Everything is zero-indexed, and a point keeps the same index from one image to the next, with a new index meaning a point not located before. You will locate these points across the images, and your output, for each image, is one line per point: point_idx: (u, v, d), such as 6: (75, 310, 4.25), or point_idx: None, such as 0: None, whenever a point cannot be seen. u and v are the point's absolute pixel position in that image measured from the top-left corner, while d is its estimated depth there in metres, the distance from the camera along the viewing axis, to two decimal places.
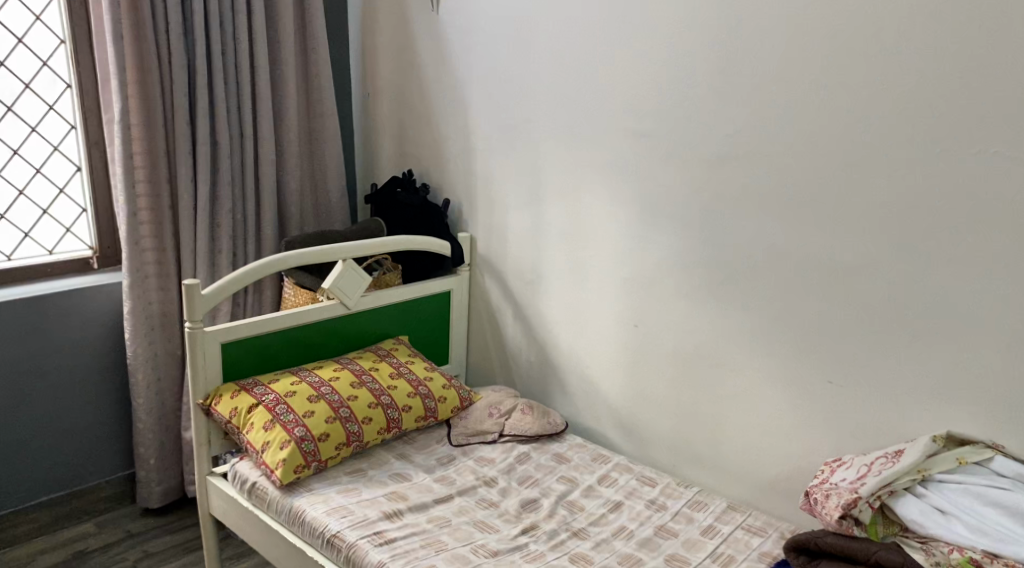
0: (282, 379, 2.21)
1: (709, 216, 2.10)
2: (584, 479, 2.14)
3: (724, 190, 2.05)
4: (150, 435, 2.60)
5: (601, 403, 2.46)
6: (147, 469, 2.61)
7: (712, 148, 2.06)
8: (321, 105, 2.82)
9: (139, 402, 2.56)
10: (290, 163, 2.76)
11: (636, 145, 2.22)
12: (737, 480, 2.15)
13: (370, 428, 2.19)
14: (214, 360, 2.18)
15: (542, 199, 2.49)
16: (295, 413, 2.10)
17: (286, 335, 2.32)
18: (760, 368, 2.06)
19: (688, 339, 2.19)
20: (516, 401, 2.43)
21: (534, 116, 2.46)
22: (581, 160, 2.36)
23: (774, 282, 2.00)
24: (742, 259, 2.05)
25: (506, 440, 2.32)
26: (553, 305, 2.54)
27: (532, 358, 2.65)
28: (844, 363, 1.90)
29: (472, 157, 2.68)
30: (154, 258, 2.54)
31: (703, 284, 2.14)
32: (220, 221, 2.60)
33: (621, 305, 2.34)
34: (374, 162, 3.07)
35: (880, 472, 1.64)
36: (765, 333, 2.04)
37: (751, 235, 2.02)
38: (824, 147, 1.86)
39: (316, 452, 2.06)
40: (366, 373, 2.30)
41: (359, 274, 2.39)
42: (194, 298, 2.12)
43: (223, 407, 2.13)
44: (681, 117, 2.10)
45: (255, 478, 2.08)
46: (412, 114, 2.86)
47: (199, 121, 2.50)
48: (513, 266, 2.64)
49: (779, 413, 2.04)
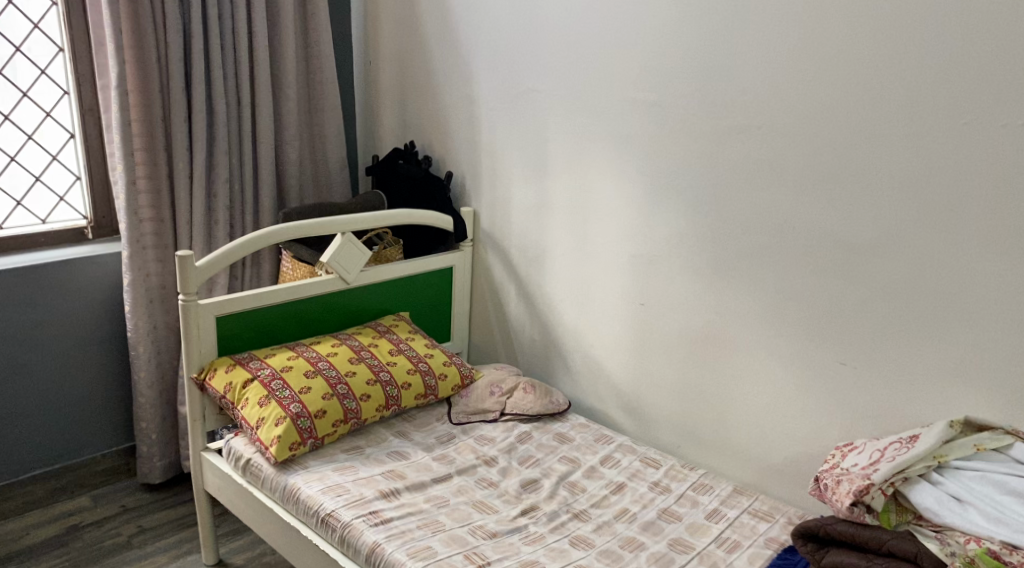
0: (279, 353, 2.15)
1: (720, 191, 2.02)
2: (586, 459, 2.08)
3: (737, 164, 1.98)
4: (152, 410, 2.55)
5: (605, 382, 2.40)
6: (148, 443, 2.56)
7: (726, 120, 1.98)
8: (321, 73, 2.75)
9: (141, 375, 2.51)
10: (290, 133, 2.69)
11: (646, 117, 2.14)
12: (743, 462, 2.09)
13: (369, 405, 2.14)
14: (208, 333, 2.13)
15: (548, 172, 2.42)
16: (291, 389, 2.05)
17: (283, 309, 2.26)
18: (770, 348, 2.00)
19: (696, 318, 2.13)
20: (518, 379, 2.37)
21: (540, 86, 2.38)
22: (588, 133, 2.28)
23: (786, 259, 1.93)
24: (753, 236, 1.98)
25: (507, 419, 2.27)
26: (558, 282, 2.47)
27: (535, 335, 2.59)
28: (857, 344, 1.84)
29: (475, 128, 2.61)
30: (152, 228, 2.47)
31: (712, 261, 2.07)
32: (216, 191, 2.53)
33: (626, 281, 2.28)
34: (376, 132, 2.99)
35: (893, 458, 1.58)
36: (776, 313, 1.97)
37: (762, 211, 1.95)
38: (843, 120, 1.79)
39: (312, 429, 2.01)
40: (365, 350, 2.25)
41: (359, 248, 2.34)
42: (187, 269, 2.06)
43: (218, 381, 2.08)
44: (693, 88, 2.02)
45: (250, 454, 2.03)
46: (415, 83, 2.78)
47: (196, 87, 2.42)
48: (516, 242, 2.57)
49: (788, 394, 1.98)
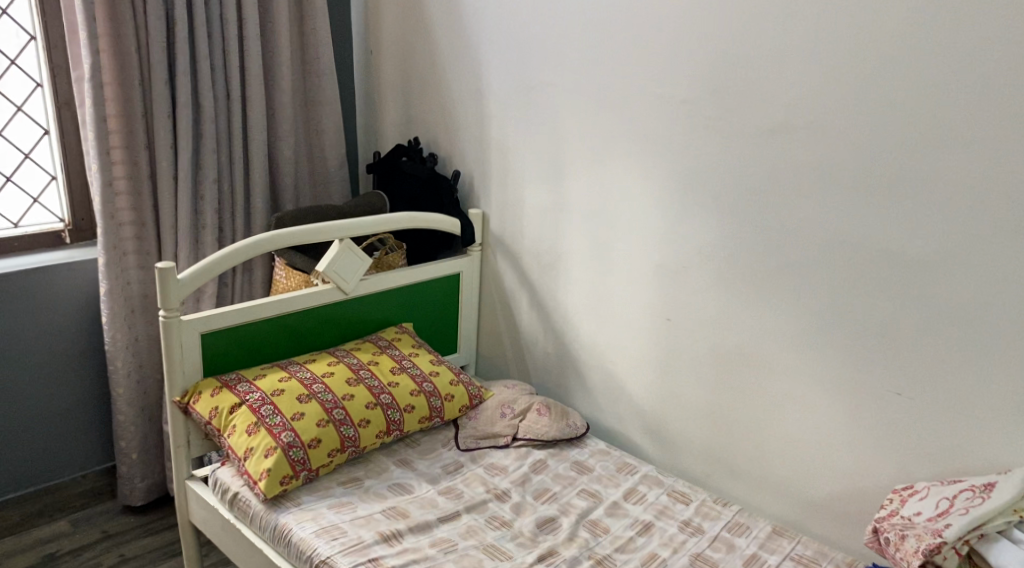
0: (270, 374, 1.96)
1: (759, 197, 1.82)
2: (608, 494, 1.89)
3: (779, 168, 1.77)
4: (133, 428, 2.36)
5: (626, 403, 2.20)
6: (129, 464, 2.38)
7: (767, 119, 1.77)
8: (318, 63, 2.54)
9: (120, 392, 2.32)
10: (284, 128, 2.49)
11: (677, 114, 1.92)
12: (781, 497, 1.90)
13: (368, 431, 1.95)
14: (192, 351, 1.93)
15: (565, 172, 2.21)
16: (282, 416, 1.86)
17: (275, 323, 2.07)
18: (813, 373, 1.80)
19: (730, 337, 1.93)
20: (531, 399, 2.17)
21: (557, 79, 2.17)
22: (610, 131, 2.07)
23: (836, 275, 1.73)
24: (797, 248, 1.78)
25: (520, 444, 2.07)
26: (575, 293, 2.27)
27: (549, 350, 2.39)
28: (914, 372, 1.65)
29: (485, 124, 2.40)
30: (132, 233, 2.28)
31: (748, 275, 1.87)
32: (203, 193, 2.34)
33: (650, 294, 2.08)
34: (377, 127, 2.79)
35: (967, 510, 1.38)
36: (821, 334, 1.77)
37: (806, 222, 1.75)
38: (904, 121, 1.58)
39: (305, 460, 1.82)
40: (364, 368, 2.05)
41: (358, 256, 2.15)
42: (168, 283, 1.86)
43: (203, 406, 1.89)
44: (729, 82, 1.81)
45: (237, 487, 1.84)
46: (419, 74, 2.57)
47: (180, 80, 2.22)
48: (529, 248, 2.37)
49: (834, 424, 1.79)
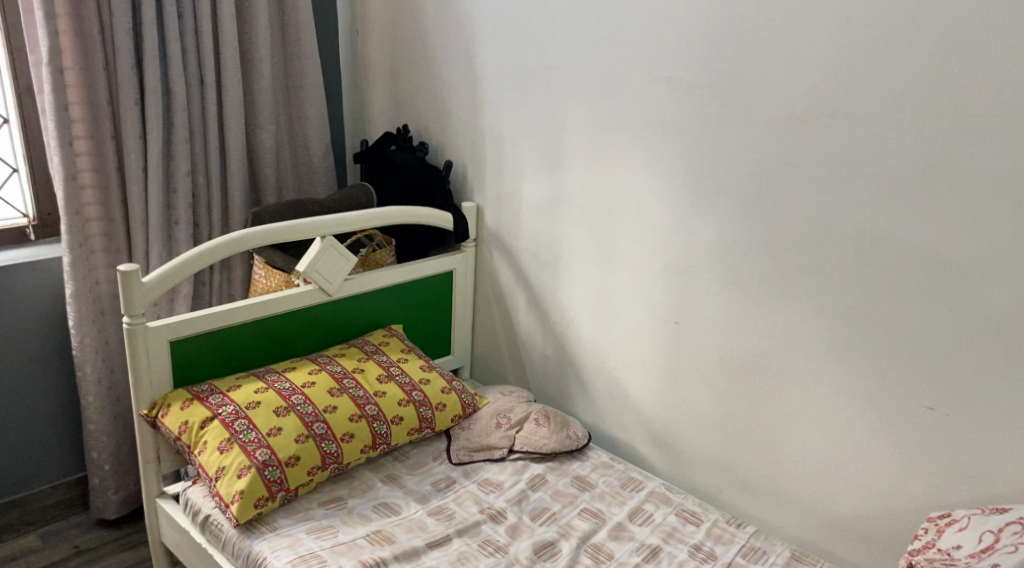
0: (245, 385, 1.81)
1: (777, 192, 1.66)
2: (612, 514, 1.74)
3: (801, 158, 1.61)
4: (105, 437, 2.21)
5: (632, 411, 2.05)
6: (102, 475, 2.23)
7: (788, 106, 1.60)
8: (299, 45, 2.37)
9: (90, 400, 2.16)
10: (264, 115, 2.33)
11: (686, 100, 1.76)
12: (799, 516, 1.76)
13: (351, 446, 1.80)
14: (160, 361, 1.78)
15: (564, 163, 2.05)
16: (257, 431, 1.71)
17: (252, 328, 1.92)
18: (836, 383, 1.65)
19: (745, 343, 1.78)
20: (529, 407, 2.02)
21: (555, 61, 2.00)
22: (613, 119, 1.91)
23: (863, 278, 1.57)
24: (820, 248, 1.62)
25: (516, 458, 1.92)
26: (576, 293, 2.11)
27: (548, 352, 2.24)
28: (949, 386, 1.50)
29: (478, 111, 2.23)
30: (100, 229, 2.12)
31: (765, 277, 1.71)
32: (176, 186, 2.18)
33: (657, 295, 1.92)
34: (365, 114, 2.62)
35: (1014, 548, 1.25)
36: (847, 341, 1.62)
37: (829, 218, 1.59)
38: (942, 107, 1.42)
39: (282, 480, 1.68)
40: (348, 377, 1.90)
41: (343, 254, 2.00)
42: (131, 287, 1.70)
43: (172, 420, 1.74)
44: (745, 64, 1.65)
45: (209, 509, 1.69)
46: (409, 57, 2.40)
47: (148, 63, 2.05)
48: (526, 244, 2.21)
49: (858, 439, 1.64)
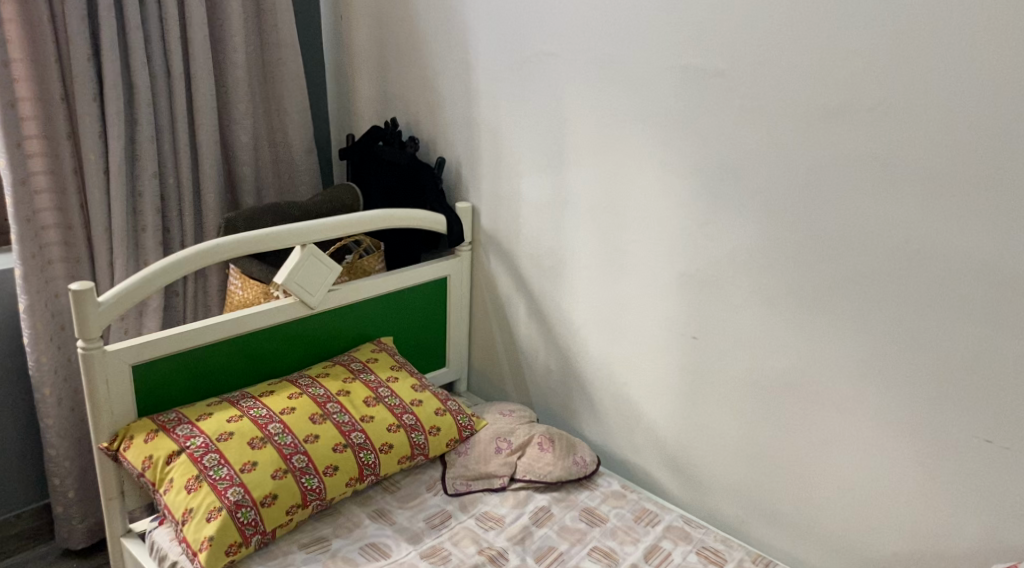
0: (217, 412, 1.63)
1: (809, 194, 1.48)
2: (626, 553, 1.57)
3: (839, 157, 1.42)
4: (68, 463, 2.03)
5: (644, 432, 1.88)
6: (66, 504, 2.06)
7: (823, 97, 1.42)
8: (277, 31, 2.17)
9: (49, 423, 1.98)
10: (239, 109, 2.13)
11: (706, 90, 1.57)
12: (833, 552, 1.60)
13: (336, 480, 1.62)
14: (121, 388, 1.60)
15: (568, 161, 1.86)
16: (229, 467, 1.53)
17: (226, 347, 1.74)
18: (878, 408, 1.48)
19: (773, 361, 1.61)
20: (532, 429, 1.84)
21: (558, 47, 1.81)
22: (623, 112, 1.72)
23: (910, 292, 1.40)
24: (862, 259, 1.44)
25: (518, 487, 1.74)
26: (581, 303, 1.93)
27: (551, 366, 2.06)
28: (1010, 417, 1.33)
29: (472, 102, 2.04)
30: (57, 238, 1.93)
31: (796, 289, 1.54)
32: (141, 189, 1.99)
33: (673, 308, 1.74)
34: (350, 106, 2.42)
35: None
36: (891, 362, 1.44)
37: (871, 227, 1.42)
38: (1006, 102, 1.24)
39: (258, 523, 1.50)
40: (332, 401, 1.72)
41: (325, 263, 1.82)
42: (85, 309, 1.52)
43: (134, 454, 1.56)
44: (776, 49, 1.46)
45: (176, 554, 1.52)
46: (397, 44, 2.20)
47: (107, 54, 1.85)
48: (527, 248, 2.02)
49: (901, 471, 1.47)
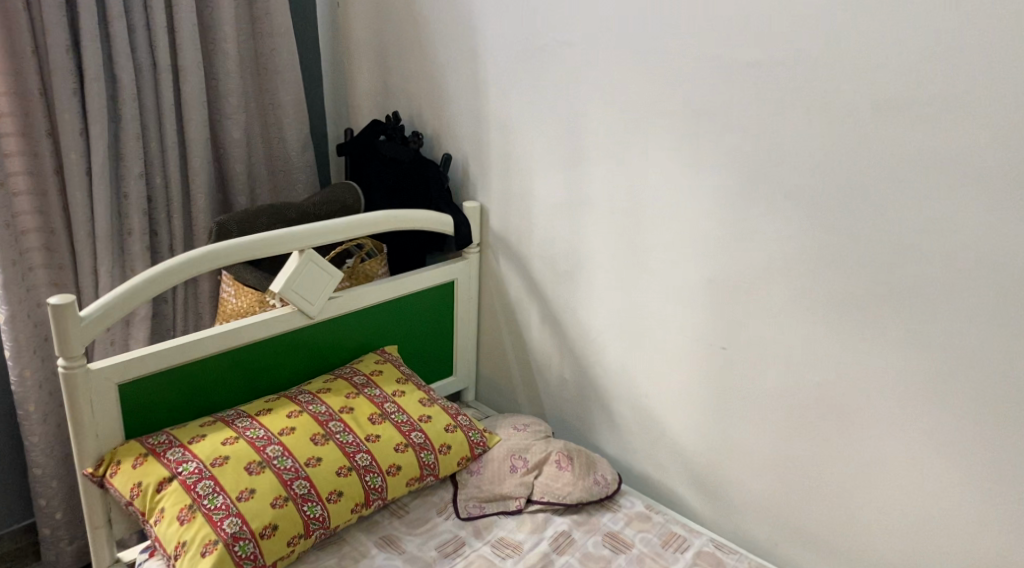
0: (211, 434, 1.50)
1: (855, 198, 1.37)
2: None
3: (893, 154, 1.32)
4: (55, 483, 1.91)
5: (667, 447, 1.76)
6: (54, 526, 1.94)
7: (876, 88, 1.31)
8: (270, 20, 2.03)
9: (34, 441, 1.85)
10: (231, 103, 2.00)
11: (741, 81, 1.45)
12: None
13: (340, 506, 1.51)
14: (106, 409, 1.48)
15: (585, 159, 1.73)
16: (225, 496, 1.41)
17: (220, 361, 1.61)
18: (929, 426, 1.38)
19: (812, 375, 1.50)
20: (548, 446, 1.72)
21: (574, 36, 1.68)
22: (647, 106, 1.59)
23: (967, 304, 1.30)
24: (915, 265, 1.34)
25: (535, 510, 1.63)
26: (599, 310, 1.81)
27: (566, 376, 1.94)
28: None
29: (480, 95, 1.91)
30: (39, 243, 1.79)
31: (839, 299, 1.43)
32: (128, 189, 1.85)
33: (700, 316, 1.62)
34: (349, 99, 2.29)
35: None
36: (946, 374, 1.35)
37: (923, 233, 1.32)
38: None
39: (257, 556, 1.39)
40: (335, 420, 1.60)
41: (325, 269, 1.69)
42: (67, 325, 1.39)
43: (122, 481, 1.44)
44: (821, 37, 1.35)
45: None
46: (399, 33, 2.06)
47: (88, 45, 1.72)
48: (540, 251, 1.90)
49: (951, 494, 1.39)
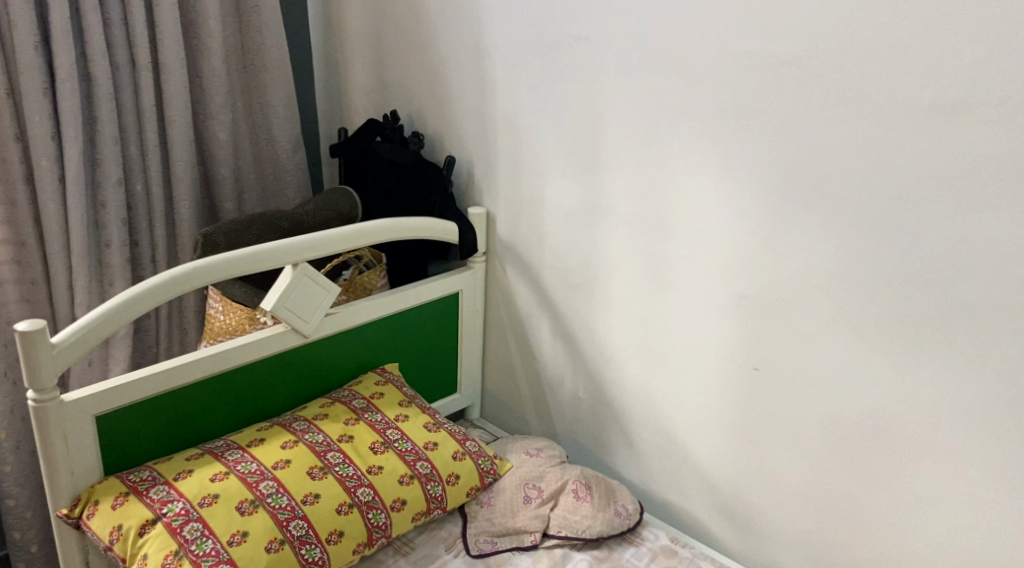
0: (199, 469, 1.37)
1: (906, 210, 1.24)
2: None
3: (951, 162, 1.19)
4: (30, 514, 1.77)
5: (691, 473, 1.65)
6: (29, 559, 1.80)
7: (933, 89, 1.18)
8: (259, 13, 1.89)
9: (6, 471, 1.71)
10: (216, 102, 1.86)
11: (778, 82, 1.32)
12: None
13: (341, 547, 1.38)
14: (81, 444, 1.34)
15: (603, 164, 1.60)
16: (215, 540, 1.28)
17: (207, 386, 1.48)
18: (985, 460, 1.26)
19: (855, 401, 1.38)
20: (564, 474, 1.60)
21: (591, 32, 1.54)
22: (672, 107, 1.46)
23: None
24: (975, 285, 1.21)
25: (552, 545, 1.51)
26: (616, 325, 1.69)
27: (580, 395, 1.81)
28: None
29: (487, 94, 1.77)
30: (8, 256, 1.65)
31: (885, 320, 1.31)
32: (105, 197, 1.71)
33: (729, 335, 1.50)
34: (344, 97, 2.14)
35: None
36: (1006, 404, 1.22)
37: (984, 250, 1.19)
38: None
39: None
40: (333, 450, 1.47)
41: (320, 284, 1.55)
42: (36, 353, 1.25)
43: (99, 524, 1.30)
44: (871, 33, 1.22)
45: None
46: (398, 27, 1.92)
47: (60, 41, 1.57)
48: (552, 261, 1.77)
49: (1008, 533, 1.27)
